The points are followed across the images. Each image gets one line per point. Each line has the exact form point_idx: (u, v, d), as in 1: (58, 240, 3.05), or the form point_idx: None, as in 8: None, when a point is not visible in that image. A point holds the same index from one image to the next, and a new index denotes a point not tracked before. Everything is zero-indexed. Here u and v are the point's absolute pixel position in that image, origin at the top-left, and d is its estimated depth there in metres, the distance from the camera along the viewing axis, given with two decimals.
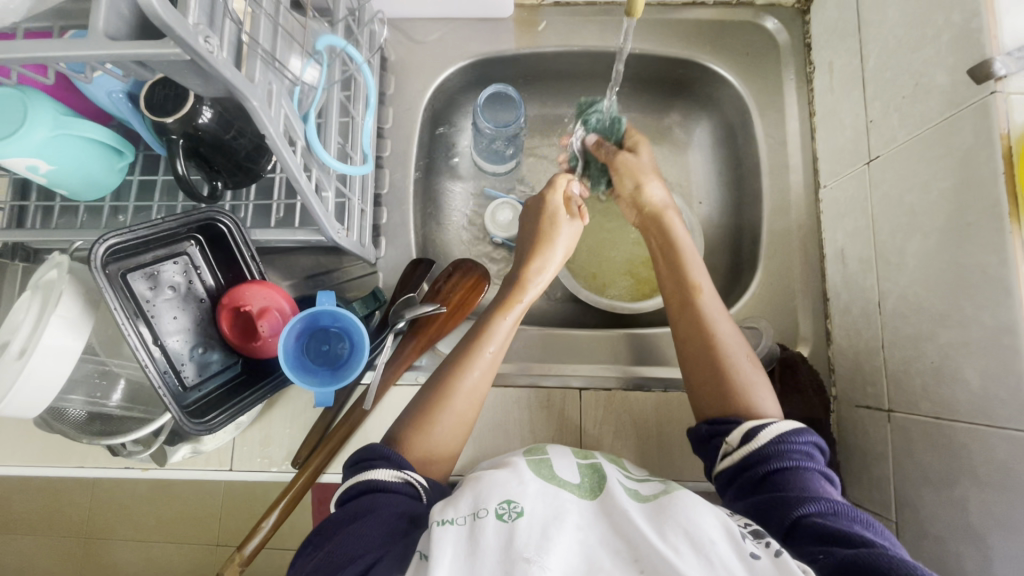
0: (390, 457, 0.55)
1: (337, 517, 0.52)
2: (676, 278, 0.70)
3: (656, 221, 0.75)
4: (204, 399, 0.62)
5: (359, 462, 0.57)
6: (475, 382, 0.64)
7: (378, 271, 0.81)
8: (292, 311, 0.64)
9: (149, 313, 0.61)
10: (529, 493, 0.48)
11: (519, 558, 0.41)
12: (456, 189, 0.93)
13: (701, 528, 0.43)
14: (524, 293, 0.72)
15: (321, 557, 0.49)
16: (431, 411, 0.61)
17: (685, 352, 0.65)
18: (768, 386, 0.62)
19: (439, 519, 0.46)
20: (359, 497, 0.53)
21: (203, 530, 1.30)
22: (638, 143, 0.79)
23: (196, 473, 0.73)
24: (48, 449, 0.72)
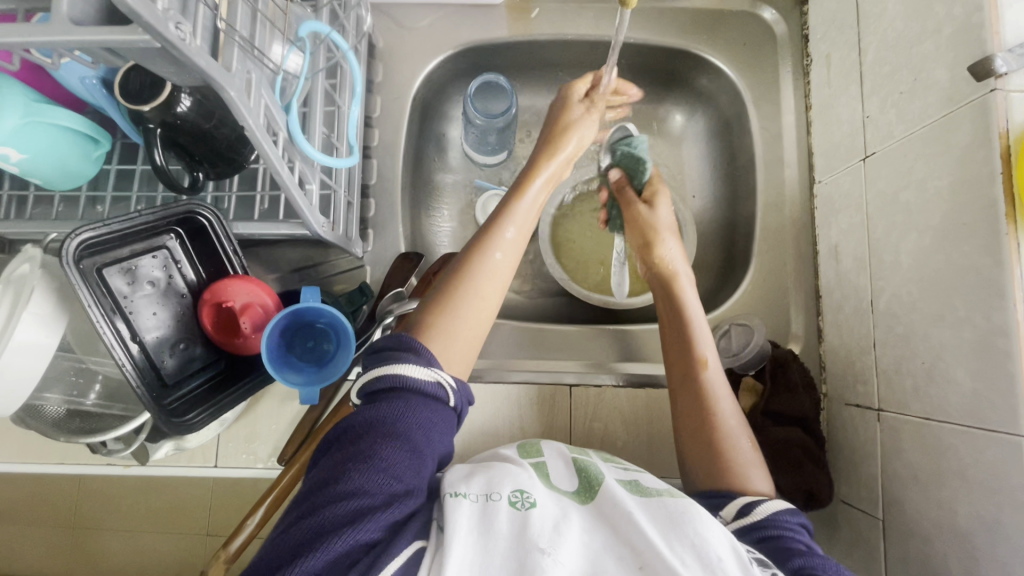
0: (422, 354, 0.52)
1: (364, 430, 0.47)
2: (681, 347, 0.69)
3: (666, 284, 0.74)
4: (186, 397, 0.61)
5: (385, 355, 0.52)
6: (497, 263, 0.60)
7: (366, 265, 0.79)
8: (275, 306, 0.63)
9: (127, 309, 0.58)
10: (540, 486, 0.48)
11: (534, 547, 0.41)
12: (446, 180, 0.91)
13: (709, 542, 0.43)
14: (544, 166, 0.68)
15: (347, 471, 0.45)
16: (454, 290, 0.57)
17: (684, 420, 0.66)
18: (764, 468, 0.62)
19: (452, 492, 0.46)
20: (390, 405, 0.48)
21: (189, 523, 1.29)
22: (657, 193, 0.80)
23: (180, 469, 0.72)
24: (27, 447, 0.71)
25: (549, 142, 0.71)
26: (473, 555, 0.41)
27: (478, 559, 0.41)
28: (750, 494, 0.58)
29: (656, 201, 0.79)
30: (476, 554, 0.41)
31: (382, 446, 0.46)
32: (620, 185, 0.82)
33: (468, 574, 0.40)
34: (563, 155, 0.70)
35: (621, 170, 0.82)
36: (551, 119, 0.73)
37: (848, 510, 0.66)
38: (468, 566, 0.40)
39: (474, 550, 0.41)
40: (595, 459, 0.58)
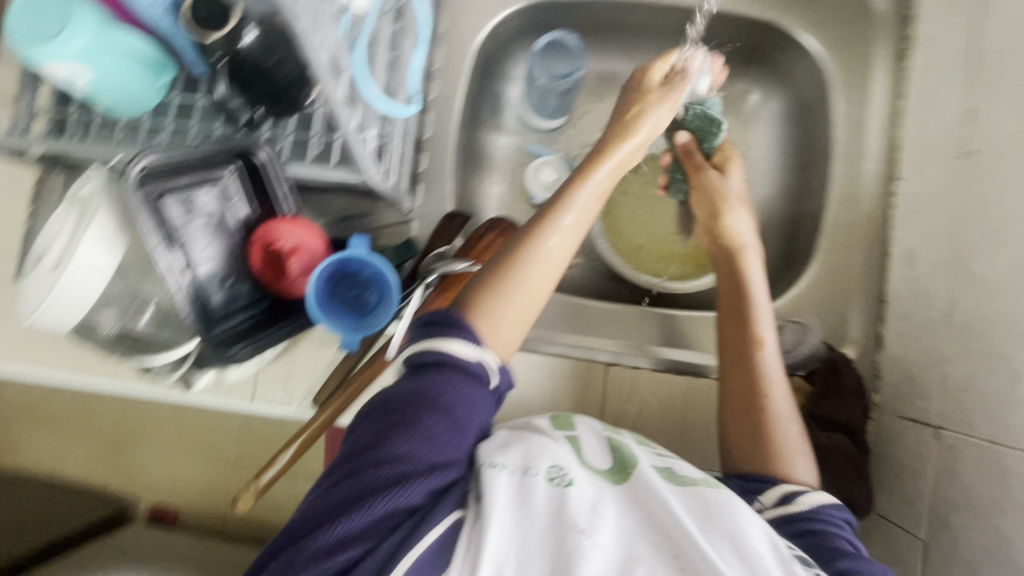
0: (468, 331, 0.49)
1: (407, 397, 0.46)
2: (737, 326, 0.67)
3: (732, 260, 0.71)
4: (231, 330, 0.62)
5: (432, 325, 0.50)
6: (551, 250, 0.54)
7: (412, 220, 0.78)
8: (322, 251, 0.64)
9: (182, 238, 0.58)
10: (576, 463, 0.48)
11: (571, 527, 0.42)
12: (499, 142, 0.89)
13: (751, 541, 0.43)
14: (616, 149, 0.61)
15: (391, 439, 0.45)
16: (503, 273, 0.53)
17: (730, 400, 0.64)
18: (809, 456, 0.61)
19: (489, 462, 0.47)
20: (435, 377, 0.47)
21: None
22: (727, 159, 0.76)
23: (219, 400, 0.75)
24: (80, 361, 0.74)
25: (623, 124, 0.65)
26: (512, 530, 0.41)
27: (516, 532, 0.41)
28: (793, 483, 0.58)
29: (727, 168, 0.76)
30: (514, 527, 0.42)
31: (424, 415, 0.45)
32: (687, 148, 0.77)
33: (506, 546, 0.41)
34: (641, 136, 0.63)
35: (690, 133, 0.76)
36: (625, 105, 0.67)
37: (884, 525, 0.64)
38: (506, 540, 0.41)
39: (512, 524, 0.42)
40: (628, 439, 0.57)
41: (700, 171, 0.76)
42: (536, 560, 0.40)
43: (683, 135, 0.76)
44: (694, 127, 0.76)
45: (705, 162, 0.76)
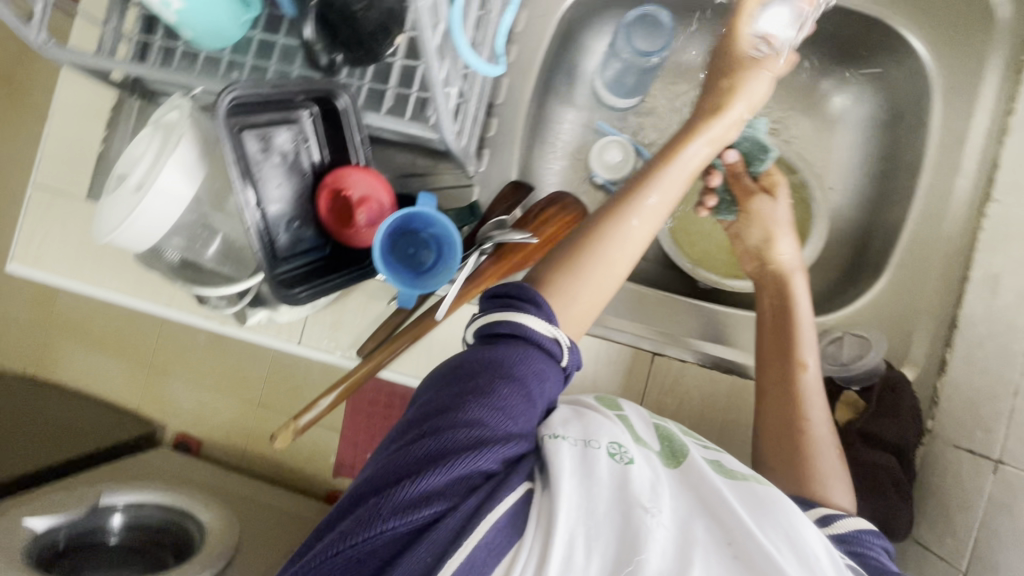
0: (542, 307, 0.51)
1: (482, 365, 0.48)
2: (783, 345, 0.66)
3: (781, 286, 0.69)
4: (293, 272, 0.63)
5: (506, 298, 0.52)
6: (632, 231, 0.57)
7: (474, 184, 0.77)
8: (389, 204, 0.63)
9: (257, 175, 0.59)
10: (633, 444, 0.50)
11: (634, 502, 0.43)
12: (567, 116, 0.87)
13: (807, 542, 0.45)
14: (709, 127, 0.62)
15: (469, 405, 0.46)
16: (583, 250, 0.56)
17: (771, 416, 0.65)
18: (848, 484, 0.61)
19: (549, 433, 0.49)
20: (510, 348, 0.49)
21: (249, 389, 1.44)
22: (776, 184, 0.74)
23: (268, 339, 0.77)
24: (141, 284, 0.77)
25: (714, 99, 0.64)
26: (579, 497, 0.43)
27: (583, 498, 0.43)
28: (832, 508, 0.58)
29: (775, 192, 0.73)
30: (581, 495, 0.43)
31: (499, 383, 0.46)
32: (735, 170, 0.74)
33: (577, 512, 0.42)
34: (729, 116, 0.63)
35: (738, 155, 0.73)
36: (715, 78, 0.66)
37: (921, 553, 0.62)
38: (576, 506, 0.42)
39: (580, 491, 0.43)
40: (675, 428, 0.58)
41: (748, 196, 0.73)
42: (604, 531, 0.41)
43: (733, 156, 0.73)
44: (742, 149, 0.74)
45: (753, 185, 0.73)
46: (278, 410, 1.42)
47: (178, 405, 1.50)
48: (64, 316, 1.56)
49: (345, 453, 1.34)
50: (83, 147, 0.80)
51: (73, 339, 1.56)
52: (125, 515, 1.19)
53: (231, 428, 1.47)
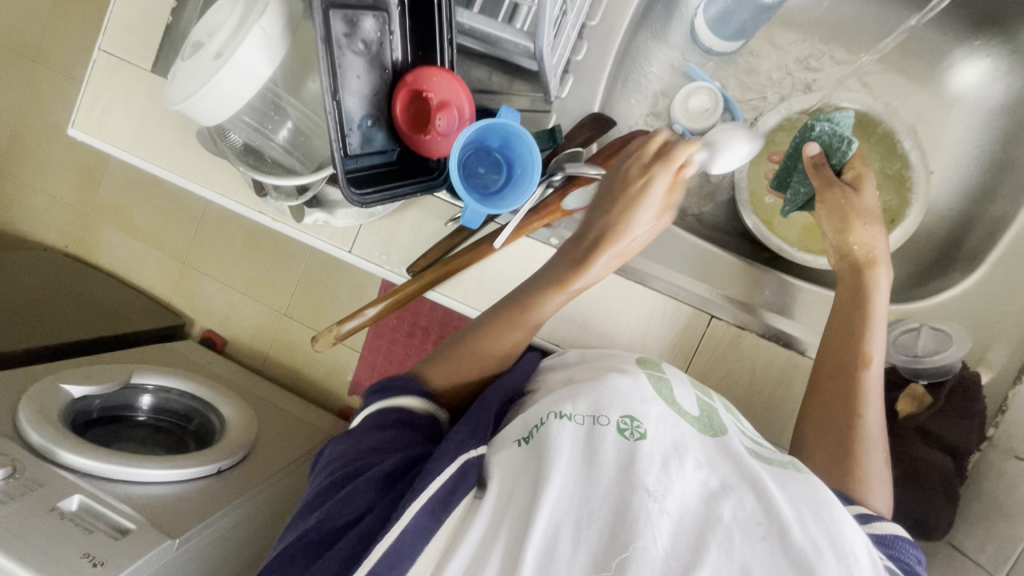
0: (407, 385, 0.59)
1: (366, 425, 0.56)
2: (840, 339, 0.63)
3: (858, 274, 0.65)
4: (360, 171, 0.59)
5: (381, 386, 0.60)
6: (502, 351, 0.62)
7: (550, 111, 0.72)
8: (470, 116, 0.59)
9: (339, 62, 0.55)
10: (653, 416, 0.48)
11: (640, 487, 0.43)
12: (658, 53, 0.80)
13: (846, 538, 0.42)
14: (596, 259, 0.61)
15: (359, 449, 0.54)
16: (457, 364, 0.61)
17: (818, 414, 0.61)
18: (887, 486, 0.58)
19: (558, 411, 0.49)
20: (384, 411, 0.57)
21: (279, 297, 1.46)
22: (862, 177, 0.66)
23: (318, 242, 0.75)
24: (197, 167, 0.76)
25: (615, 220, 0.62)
26: (576, 483, 0.44)
27: (581, 485, 0.44)
28: (867, 507, 0.56)
29: (861, 185, 0.66)
30: (578, 481, 0.44)
31: (390, 417, 0.56)
32: (816, 162, 0.66)
33: (567, 499, 0.43)
34: (614, 242, 0.62)
35: (820, 146, 0.66)
36: (626, 189, 0.62)
37: (956, 554, 0.61)
38: (566, 494, 0.43)
39: (576, 479, 0.44)
40: (717, 405, 0.57)
41: (825, 187, 0.66)
42: (599, 517, 0.42)
43: (813, 148, 0.66)
44: (825, 140, 0.67)
45: (831, 176, 0.66)
46: (305, 321, 1.44)
47: (208, 302, 1.54)
48: (107, 200, 1.58)
49: (361, 372, 1.35)
50: (148, 16, 0.77)
51: (114, 225, 1.59)
52: (153, 397, 1.24)
53: (257, 332, 1.50)
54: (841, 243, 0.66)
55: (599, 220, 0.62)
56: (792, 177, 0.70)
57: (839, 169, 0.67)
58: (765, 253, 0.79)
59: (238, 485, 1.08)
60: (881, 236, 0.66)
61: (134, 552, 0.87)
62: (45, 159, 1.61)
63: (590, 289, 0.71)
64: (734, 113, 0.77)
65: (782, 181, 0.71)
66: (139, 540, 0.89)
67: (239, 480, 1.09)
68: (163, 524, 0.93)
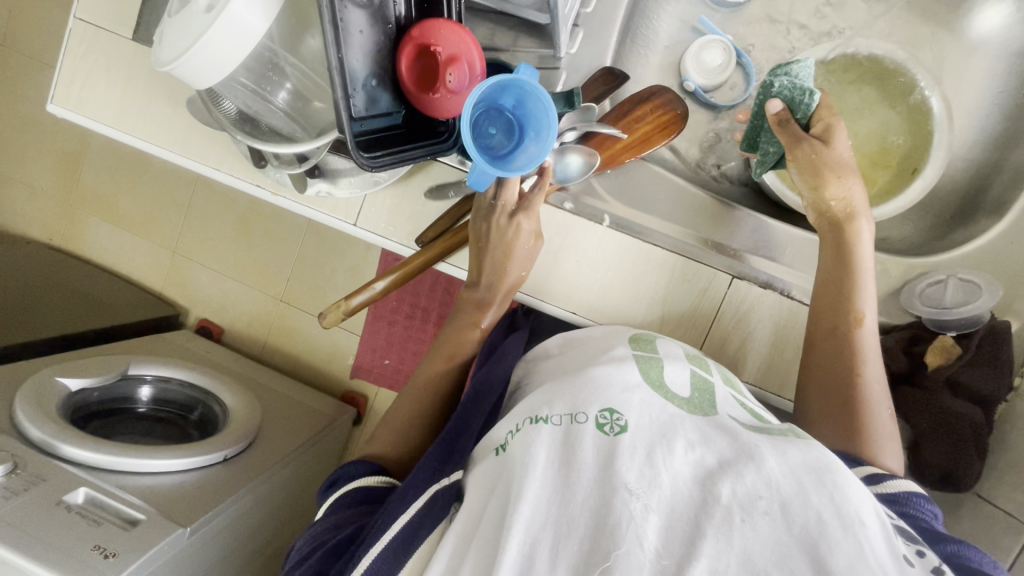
0: (349, 471, 0.61)
1: (323, 513, 0.58)
2: (836, 304, 0.62)
3: (839, 230, 0.63)
4: (367, 136, 0.56)
5: (331, 482, 0.62)
6: (423, 413, 0.65)
7: (561, 68, 0.68)
8: (481, 71, 0.56)
9: (341, 14, 0.51)
10: (635, 404, 0.48)
11: (622, 487, 0.42)
12: (668, 6, 0.77)
13: (851, 503, 0.40)
14: (485, 313, 0.65)
15: (318, 532, 0.56)
16: (394, 434, 0.64)
17: (820, 378, 0.61)
18: (898, 444, 0.60)
19: (533, 415, 0.49)
20: (336, 495, 0.59)
21: (275, 281, 1.42)
22: (831, 127, 0.63)
23: (320, 215, 0.72)
24: (189, 142, 0.72)
25: (492, 267, 0.63)
26: (552, 492, 0.43)
27: (558, 488, 0.44)
28: (880, 467, 0.57)
29: (830, 137, 0.62)
30: (555, 489, 0.44)
31: (342, 493, 0.59)
32: (780, 119, 0.63)
33: (542, 509, 0.43)
34: (502, 289, 0.64)
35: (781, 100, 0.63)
36: (492, 233, 0.63)
37: (985, 504, 0.61)
38: (538, 502, 0.43)
39: (552, 486, 0.44)
40: (714, 378, 0.57)
41: (796, 143, 0.62)
42: (578, 522, 0.42)
43: (777, 104, 0.63)
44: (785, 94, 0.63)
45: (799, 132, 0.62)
46: (304, 306, 1.41)
47: (202, 290, 1.50)
48: (89, 189, 1.52)
49: (363, 355, 1.32)
50: None
51: (99, 215, 1.54)
52: (154, 388, 1.21)
53: (254, 319, 1.46)
54: (817, 200, 0.63)
55: (480, 273, 0.64)
56: (759, 136, 0.66)
57: (804, 122, 0.64)
58: (783, 212, 0.77)
59: (247, 471, 1.06)
60: (858, 186, 0.63)
61: (146, 542, 0.85)
62: (21, 149, 1.54)
63: (605, 255, 0.69)
64: (747, 61, 0.76)
65: (751, 142, 0.68)
66: (151, 531, 0.87)
67: (248, 467, 1.08)
68: (173, 513, 0.92)
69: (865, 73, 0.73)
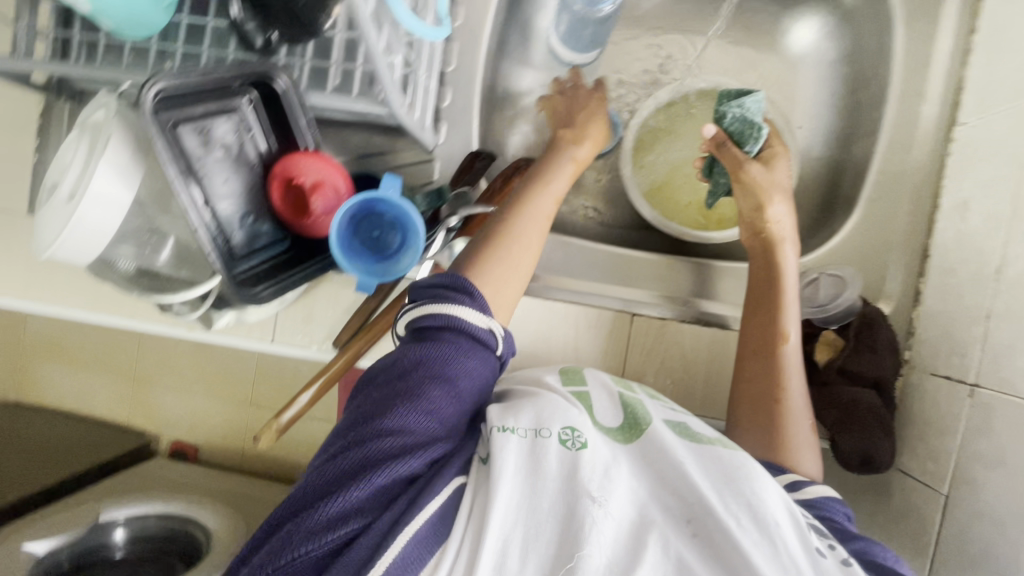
0: (473, 298, 0.51)
1: (411, 367, 0.48)
2: (762, 320, 0.65)
3: (769, 251, 0.67)
4: (253, 271, 0.60)
5: (436, 290, 0.52)
6: (524, 242, 0.58)
7: (434, 159, 0.74)
8: (347, 190, 0.61)
9: (200, 172, 0.55)
10: (589, 427, 0.51)
11: (585, 493, 0.44)
12: (525, 77, 0.83)
13: (767, 508, 0.45)
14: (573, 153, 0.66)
15: (394, 412, 0.46)
16: (488, 252, 0.57)
17: (747, 395, 0.64)
18: (817, 451, 0.62)
19: (500, 426, 0.49)
20: (433, 346, 0.49)
21: (240, 389, 1.38)
22: (774, 155, 0.68)
23: (239, 340, 0.74)
24: (100, 296, 0.74)
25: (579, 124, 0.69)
26: (521, 497, 0.44)
27: (527, 494, 0.44)
28: (800, 474, 0.59)
29: (772, 163, 0.68)
30: (524, 494, 0.44)
31: (426, 386, 0.47)
32: (716, 141, 0.68)
33: (515, 511, 0.43)
34: (587, 135, 0.68)
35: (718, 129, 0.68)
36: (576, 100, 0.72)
37: (905, 479, 0.64)
38: (512, 506, 0.44)
39: (522, 490, 0.45)
40: (641, 396, 0.61)
41: (739, 166, 0.67)
42: (545, 527, 0.43)
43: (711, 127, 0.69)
44: (731, 128, 0.68)
45: (736, 151, 0.67)
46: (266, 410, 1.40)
47: (171, 413, 1.45)
48: (35, 338, 1.49)
49: None
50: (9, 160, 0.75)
51: (50, 360, 1.47)
52: (128, 528, 1.19)
53: (227, 433, 1.42)
54: (757, 222, 0.68)
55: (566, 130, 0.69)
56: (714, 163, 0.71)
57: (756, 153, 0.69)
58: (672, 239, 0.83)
59: None
60: (789, 212, 0.68)
61: None
62: None
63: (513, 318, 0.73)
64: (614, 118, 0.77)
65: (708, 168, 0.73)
66: None
67: None
68: None
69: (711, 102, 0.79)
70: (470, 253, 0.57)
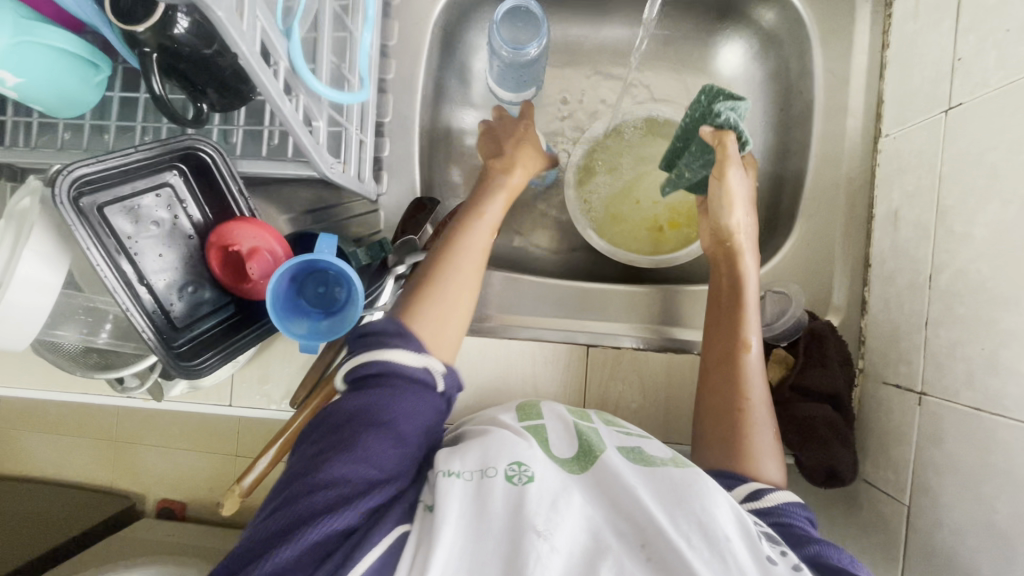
0: (409, 341, 0.52)
1: (348, 417, 0.48)
2: (723, 326, 0.65)
3: (730, 259, 0.68)
4: (197, 338, 0.60)
5: (370, 337, 0.52)
6: (461, 275, 0.59)
7: (379, 209, 0.75)
8: (283, 253, 0.60)
9: (132, 250, 0.56)
10: (539, 457, 0.48)
11: (530, 529, 0.42)
12: (466, 119, 0.84)
13: (717, 522, 0.43)
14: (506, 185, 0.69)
15: (331, 465, 0.45)
16: (424, 290, 0.57)
17: (712, 405, 0.62)
18: (776, 455, 0.59)
19: (446, 469, 0.47)
20: (372, 391, 0.48)
21: (223, 442, 1.32)
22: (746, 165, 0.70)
23: (196, 405, 0.73)
24: (54, 373, 0.73)
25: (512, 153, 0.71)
26: (465, 540, 0.42)
27: (471, 538, 0.42)
28: (762, 481, 0.56)
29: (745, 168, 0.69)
30: (469, 537, 0.43)
31: (364, 434, 0.46)
32: (717, 140, 0.63)
33: (457, 558, 0.41)
34: (521, 165, 0.71)
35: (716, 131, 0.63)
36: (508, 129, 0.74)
37: (870, 490, 0.64)
38: (455, 549, 0.42)
39: (466, 533, 0.43)
40: (596, 424, 0.58)
41: (723, 167, 0.64)
42: (489, 567, 0.41)
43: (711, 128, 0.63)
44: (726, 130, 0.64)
45: (727, 156, 0.63)
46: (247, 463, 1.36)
47: (152, 472, 1.35)
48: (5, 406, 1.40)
49: None
50: None
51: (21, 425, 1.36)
52: None
53: (212, 488, 1.34)
54: (719, 228, 0.68)
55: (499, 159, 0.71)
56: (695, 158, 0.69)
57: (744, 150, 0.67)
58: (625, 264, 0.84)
59: None
60: (751, 219, 0.69)
61: None
62: None
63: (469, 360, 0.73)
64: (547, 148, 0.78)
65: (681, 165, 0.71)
66: None
67: None
68: None
69: (649, 129, 0.81)
70: (400, 306, 0.57)
